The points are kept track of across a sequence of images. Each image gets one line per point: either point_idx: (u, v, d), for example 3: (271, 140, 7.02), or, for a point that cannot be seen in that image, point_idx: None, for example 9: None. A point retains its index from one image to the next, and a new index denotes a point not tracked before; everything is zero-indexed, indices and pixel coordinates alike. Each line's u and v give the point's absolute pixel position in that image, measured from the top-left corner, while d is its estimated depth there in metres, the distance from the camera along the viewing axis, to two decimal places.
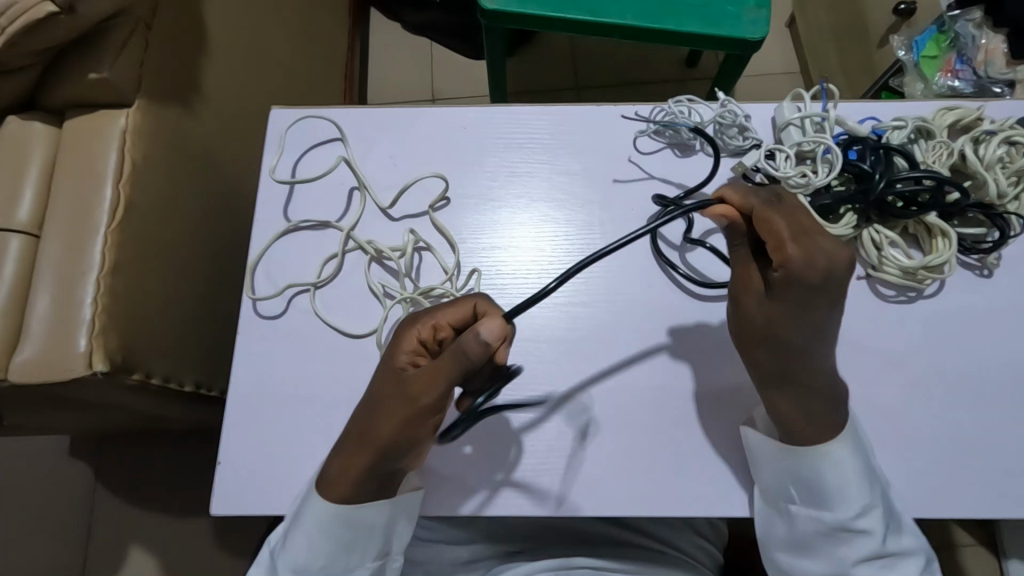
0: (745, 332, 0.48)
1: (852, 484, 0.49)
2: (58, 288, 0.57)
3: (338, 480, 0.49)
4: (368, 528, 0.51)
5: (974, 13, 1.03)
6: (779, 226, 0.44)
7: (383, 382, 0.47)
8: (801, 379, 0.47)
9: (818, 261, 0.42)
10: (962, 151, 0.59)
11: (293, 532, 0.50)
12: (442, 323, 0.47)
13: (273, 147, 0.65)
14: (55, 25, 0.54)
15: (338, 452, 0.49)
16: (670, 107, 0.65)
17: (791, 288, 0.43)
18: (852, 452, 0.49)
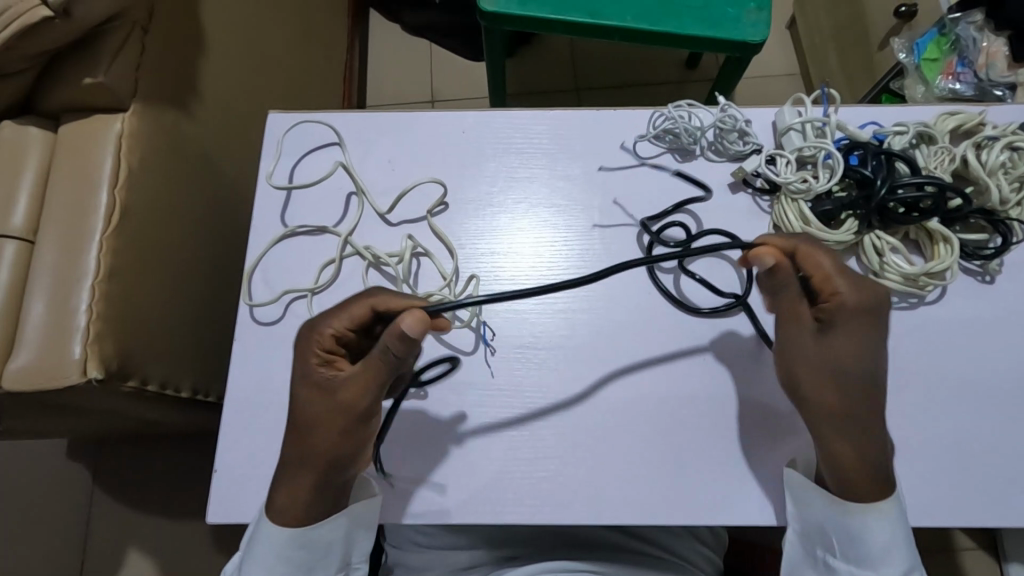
0: (802, 374, 0.49)
1: (895, 549, 0.48)
2: (53, 293, 0.56)
3: (291, 502, 0.48)
4: (327, 543, 0.50)
5: (975, 15, 1.02)
6: (823, 259, 0.49)
7: (306, 397, 0.47)
8: (869, 421, 0.47)
9: (865, 289, 0.48)
10: (964, 156, 0.59)
11: (251, 561, 0.49)
12: (339, 328, 0.47)
13: (271, 152, 0.65)
14: (50, 30, 0.54)
15: (282, 473, 0.48)
16: (670, 111, 0.63)
17: (850, 316, 0.47)
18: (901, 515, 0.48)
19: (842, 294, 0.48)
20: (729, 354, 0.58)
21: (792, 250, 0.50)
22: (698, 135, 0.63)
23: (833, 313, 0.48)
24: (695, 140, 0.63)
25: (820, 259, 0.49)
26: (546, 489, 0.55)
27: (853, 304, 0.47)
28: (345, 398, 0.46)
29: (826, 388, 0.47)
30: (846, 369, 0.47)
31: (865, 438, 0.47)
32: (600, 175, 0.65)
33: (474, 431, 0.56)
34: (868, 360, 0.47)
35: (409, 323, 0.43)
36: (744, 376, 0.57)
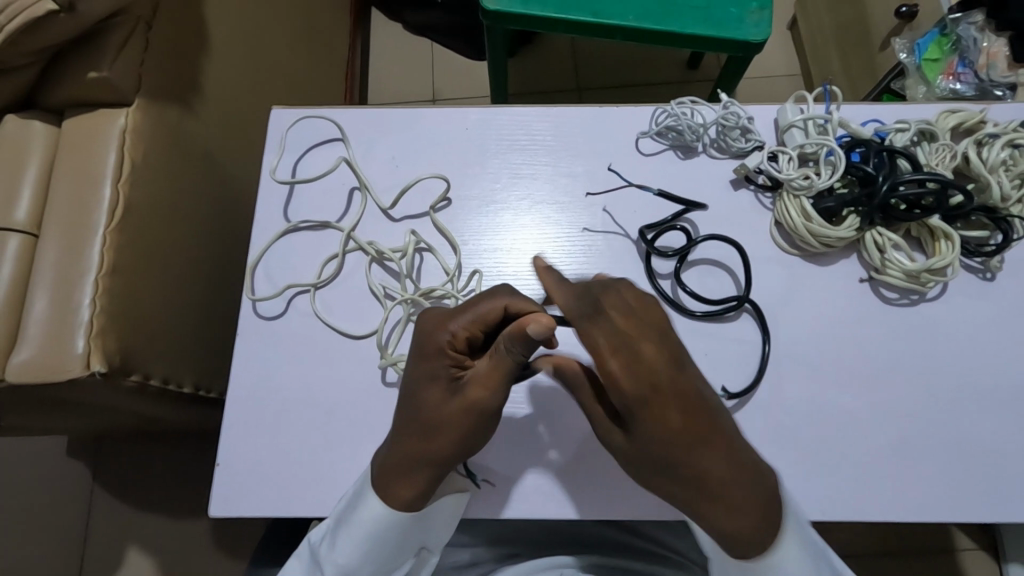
0: (647, 471, 0.45)
1: None
2: (56, 288, 0.56)
3: (406, 491, 0.48)
4: (419, 527, 0.51)
5: (975, 16, 1.02)
6: (524, 340, 0.47)
7: (434, 395, 0.46)
8: (709, 487, 0.43)
9: (637, 361, 0.41)
10: (965, 153, 0.59)
11: (347, 536, 0.49)
12: (472, 326, 0.47)
13: (273, 148, 0.65)
14: (54, 24, 0.54)
15: (395, 465, 0.48)
16: (673, 108, 0.63)
17: (636, 399, 0.42)
18: (798, 549, 0.44)
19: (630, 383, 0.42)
20: (730, 349, 0.58)
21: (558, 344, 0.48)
22: (700, 132, 0.63)
23: (630, 396, 0.42)
24: (697, 137, 0.63)
25: (590, 334, 0.43)
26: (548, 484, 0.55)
27: (638, 388, 0.42)
28: (474, 398, 0.46)
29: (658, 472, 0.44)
30: (660, 446, 0.43)
31: (732, 506, 0.43)
32: (602, 173, 0.65)
33: None
34: (678, 426, 0.42)
35: (540, 327, 0.42)
36: (745, 372, 0.57)
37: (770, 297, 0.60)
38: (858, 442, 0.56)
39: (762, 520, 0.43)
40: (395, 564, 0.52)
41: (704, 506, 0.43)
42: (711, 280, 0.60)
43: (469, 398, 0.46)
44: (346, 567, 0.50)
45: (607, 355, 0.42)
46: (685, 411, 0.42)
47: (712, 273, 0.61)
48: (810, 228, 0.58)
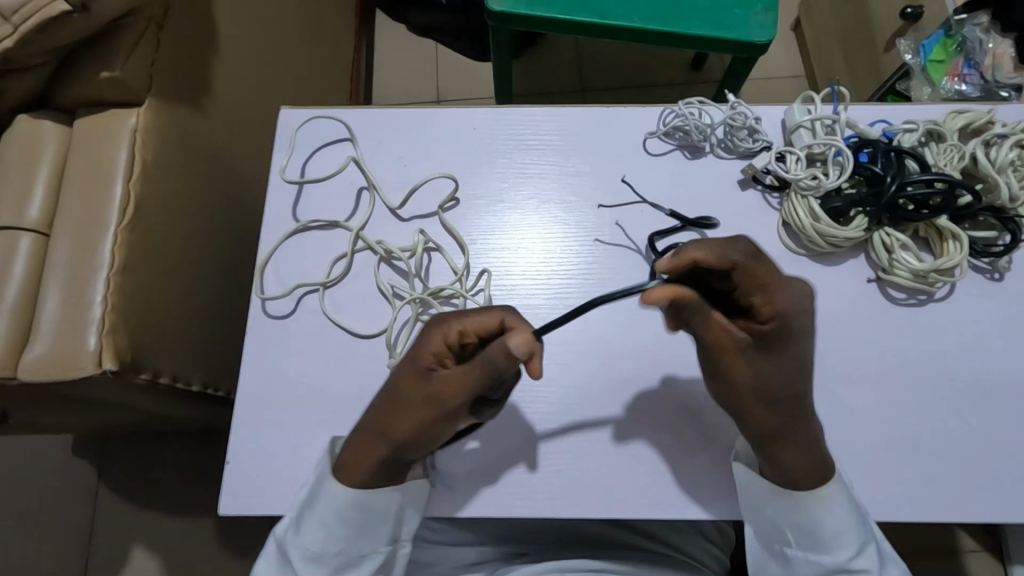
0: (760, 406, 0.48)
1: (848, 528, 0.50)
2: (68, 286, 0.57)
3: (356, 463, 0.51)
4: (379, 514, 0.53)
5: (981, 17, 1.02)
6: (762, 272, 0.45)
7: (411, 381, 0.48)
8: (795, 416, 0.49)
9: (800, 302, 0.45)
10: (973, 154, 0.59)
11: (307, 519, 0.52)
12: (469, 330, 0.47)
13: (283, 148, 0.65)
14: (67, 24, 0.54)
15: (359, 433, 0.51)
16: (680, 109, 0.64)
17: (779, 337, 0.46)
18: (847, 500, 0.50)
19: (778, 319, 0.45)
20: None
21: (727, 268, 0.45)
22: (708, 132, 0.64)
23: (772, 331, 0.46)
24: (704, 137, 0.64)
25: (751, 267, 0.45)
26: (555, 483, 0.55)
27: (779, 327, 0.46)
28: (440, 394, 0.47)
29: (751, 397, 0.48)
30: (772, 384, 0.47)
31: (802, 438, 0.49)
32: (616, 184, 0.64)
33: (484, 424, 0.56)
34: (793, 367, 0.47)
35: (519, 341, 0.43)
36: None
37: None
38: (865, 442, 0.56)
39: (818, 466, 0.50)
40: (361, 551, 0.54)
41: (780, 439, 0.49)
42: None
43: (436, 391, 0.47)
44: (310, 553, 0.53)
45: (757, 289, 0.45)
46: (801, 352, 0.47)
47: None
48: (817, 228, 0.58)
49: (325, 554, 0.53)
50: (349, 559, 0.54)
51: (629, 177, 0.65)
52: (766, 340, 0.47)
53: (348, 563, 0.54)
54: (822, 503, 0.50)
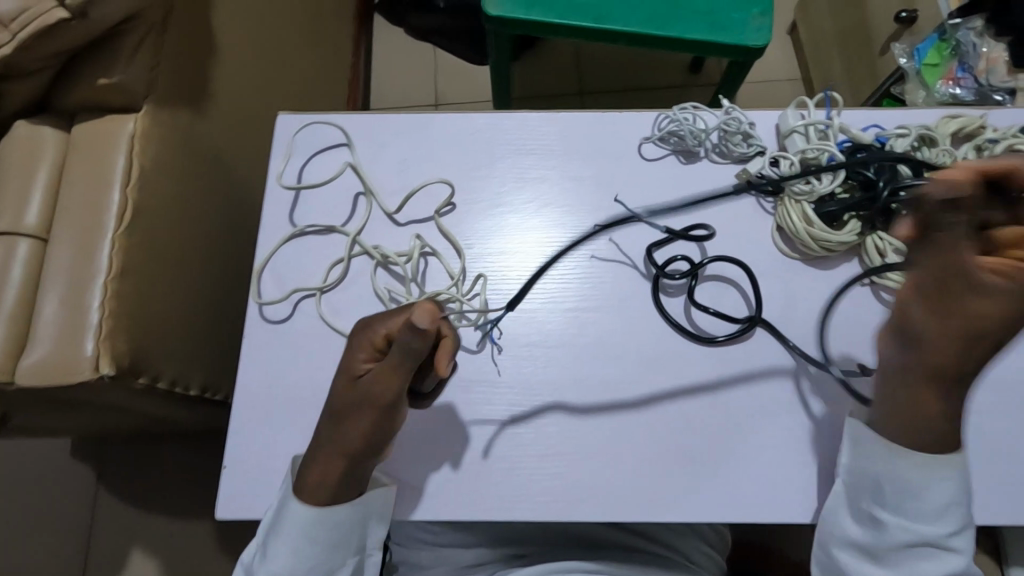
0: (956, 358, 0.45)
1: (953, 505, 0.50)
2: (67, 290, 0.57)
3: (318, 475, 0.52)
4: (342, 528, 0.54)
5: (975, 21, 1.02)
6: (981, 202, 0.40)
7: (353, 387, 0.51)
8: (959, 363, 0.45)
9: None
10: (965, 159, 0.59)
11: (275, 541, 0.53)
12: (392, 329, 0.52)
13: (280, 153, 0.66)
14: (66, 31, 0.55)
15: (322, 453, 0.52)
16: (675, 114, 0.64)
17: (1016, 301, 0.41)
18: (962, 478, 0.50)
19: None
20: (733, 354, 0.59)
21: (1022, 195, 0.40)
22: (703, 138, 0.64)
23: (988, 282, 0.41)
24: (699, 142, 0.64)
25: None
26: (552, 485, 0.55)
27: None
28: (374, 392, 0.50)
29: (942, 340, 0.44)
30: (945, 335, 0.44)
31: (943, 383, 0.47)
32: (609, 206, 0.64)
33: (482, 428, 0.57)
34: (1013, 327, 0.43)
35: (420, 312, 0.46)
36: (749, 376, 0.58)
37: (773, 300, 0.60)
38: None
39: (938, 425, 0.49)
40: (332, 565, 0.54)
41: (940, 380, 0.46)
42: (723, 299, 0.60)
43: (376, 390, 0.50)
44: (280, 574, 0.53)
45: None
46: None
47: (724, 291, 0.61)
48: (811, 232, 0.59)
49: (293, 575, 0.53)
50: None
51: (620, 197, 0.65)
52: (958, 289, 0.42)
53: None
54: (949, 474, 0.50)
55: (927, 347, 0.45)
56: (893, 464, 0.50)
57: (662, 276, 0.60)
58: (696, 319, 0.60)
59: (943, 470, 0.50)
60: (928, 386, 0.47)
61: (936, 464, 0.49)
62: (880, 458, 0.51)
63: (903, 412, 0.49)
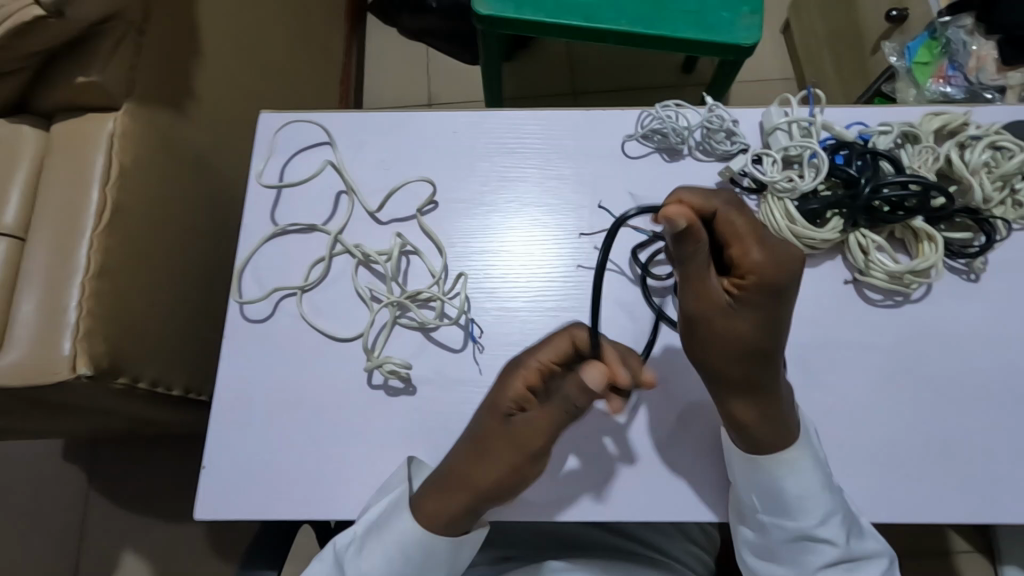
0: (748, 374, 0.48)
1: (811, 494, 0.51)
2: (45, 291, 0.57)
3: (437, 516, 0.52)
4: (436, 557, 0.53)
5: (965, 19, 1.01)
6: (739, 223, 0.45)
7: (509, 441, 0.49)
8: (758, 376, 0.48)
9: (781, 262, 0.44)
10: (948, 156, 0.59)
11: (372, 542, 0.53)
12: (544, 360, 0.51)
13: (262, 152, 0.65)
14: (44, 29, 0.54)
15: (432, 499, 0.52)
16: (658, 112, 0.64)
17: (763, 295, 0.45)
18: (813, 464, 0.51)
19: (775, 277, 0.44)
20: None
21: (712, 213, 0.45)
22: (686, 135, 0.64)
23: (752, 289, 0.45)
24: (682, 140, 0.64)
25: (744, 224, 0.45)
26: (534, 485, 0.55)
27: (778, 283, 0.45)
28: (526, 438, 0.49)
29: (726, 355, 0.47)
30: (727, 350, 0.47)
31: (762, 397, 0.49)
32: (593, 213, 0.64)
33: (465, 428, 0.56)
34: (778, 322, 0.46)
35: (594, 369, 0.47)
36: None
37: None
38: (844, 443, 0.56)
39: (781, 436, 0.51)
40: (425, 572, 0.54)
41: (753, 387, 0.49)
42: None
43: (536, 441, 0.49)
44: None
45: (760, 248, 0.44)
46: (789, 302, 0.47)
47: None
48: (793, 230, 0.58)
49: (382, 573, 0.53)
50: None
51: (605, 204, 0.64)
52: (737, 303, 0.46)
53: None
54: (790, 466, 0.51)
55: (725, 363, 0.48)
56: (739, 468, 0.52)
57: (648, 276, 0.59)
58: None
59: (779, 466, 0.51)
60: (745, 402, 0.50)
61: (763, 462, 0.51)
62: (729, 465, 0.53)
63: (755, 432, 0.50)
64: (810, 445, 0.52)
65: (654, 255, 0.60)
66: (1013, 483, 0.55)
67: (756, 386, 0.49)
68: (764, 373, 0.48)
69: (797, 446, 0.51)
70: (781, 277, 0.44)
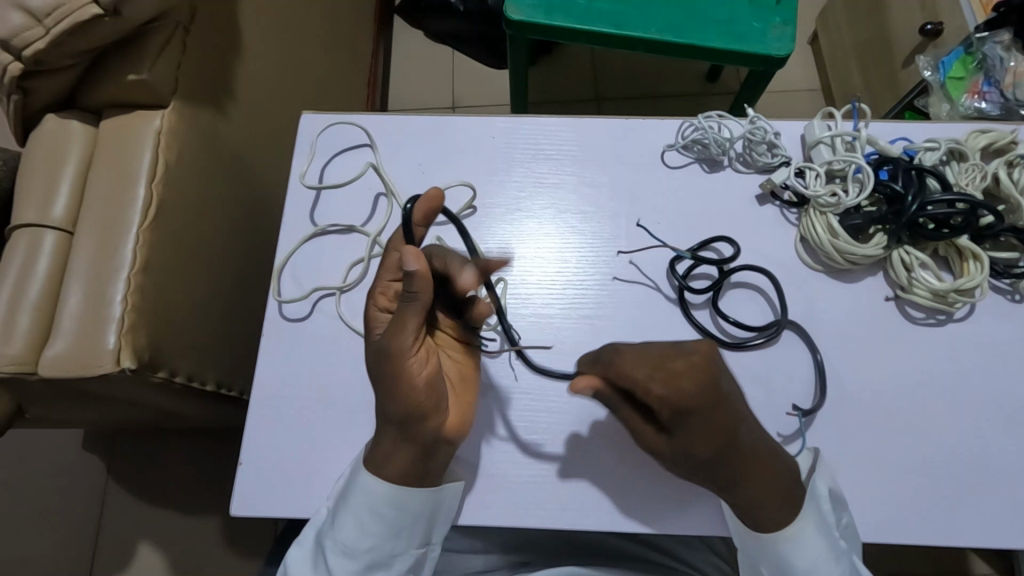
0: (719, 475, 0.48)
1: (820, 564, 0.50)
2: (89, 282, 0.57)
3: (391, 463, 0.51)
4: (414, 514, 0.53)
5: (1002, 34, 0.96)
6: (636, 372, 0.46)
7: (380, 354, 0.47)
8: (730, 471, 0.48)
9: (688, 390, 0.44)
10: (996, 173, 0.58)
11: (342, 514, 0.52)
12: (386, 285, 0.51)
13: (303, 153, 0.66)
14: (99, 27, 0.55)
15: (381, 446, 0.51)
16: (699, 122, 0.64)
17: (690, 417, 0.45)
18: (817, 533, 0.50)
19: (687, 396, 0.45)
20: (756, 367, 0.58)
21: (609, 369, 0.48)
22: (727, 146, 0.63)
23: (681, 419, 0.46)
24: (723, 151, 0.64)
25: (634, 361, 0.46)
26: (565, 494, 0.55)
27: (698, 399, 0.45)
28: (393, 349, 0.47)
29: (688, 469, 0.49)
30: (689, 463, 0.48)
31: (743, 481, 0.48)
32: (631, 230, 0.63)
33: (499, 432, 0.56)
34: (723, 428, 0.46)
35: (406, 257, 0.44)
36: (773, 387, 0.57)
37: (796, 311, 0.60)
38: (882, 461, 0.55)
39: (785, 497, 0.50)
40: (396, 550, 0.54)
41: (732, 480, 0.48)
42: (750, 307, 0.60)
43: (406, 345, 0.47)
44: (347, 547, 0.53)
45: (655, 377, 0.45)
46: (727, 385, 0.47)
47: (750, 299, 0.60)
48: (835, 245, 0.58)
49: (358, 547, 0.53)
50: (380, 558, 0.54)
51: (642, 222, 0.63)
52: (674, 434, 0.47)
53: (380, 563, 0.54)
54: (793, 538, 0.50)
55: (692, 464, 0.48)
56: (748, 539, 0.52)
57: (685, 290, 0.59)
58: (723, 326, 0.59)
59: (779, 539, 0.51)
60: (734, 479, 0.48)
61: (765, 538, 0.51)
62: (737, 533, 0.53)
63: (762, 515, 0.50)
64: (816, 515, 0.51)
65: (692, 269, 0.60)
66: None
67: (734, 476, 0.48)
68: (731, 467, 0.48)
69: (796, 520, 0.50)
70: (699, 394, 0.45)
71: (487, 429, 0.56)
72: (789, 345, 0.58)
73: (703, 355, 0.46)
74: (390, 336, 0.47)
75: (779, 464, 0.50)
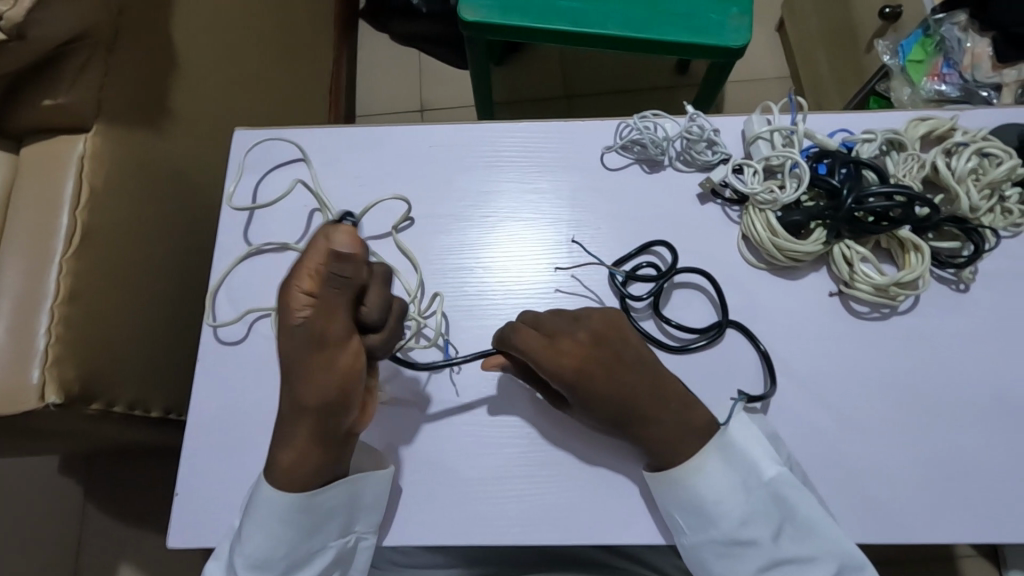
0: (639, 434, 0.50)
1: (727, 496, 0.50)
2: (11, 316, 0.56)
3: (296, 455, 0.48)
4: (328, 507, 0.50)
5: (958, 16, 0.98)
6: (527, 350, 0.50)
7: (309, 338, 0.43)
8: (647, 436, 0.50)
9: (603, 359, 0.50)
10: (934, 163, 0.57)
11: (257, 520, 0.49)
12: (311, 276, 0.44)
13: (234, 171, 0.64)
14: (8, 51, 0.53)
15: (285, 437, 0.48)
16: (635, 123, 0.63)
17: (606, 386, 0.49)
18: (724, 465, 0.50)
19: (591, 373, 0.49)
20: (695, 369, 0.57)
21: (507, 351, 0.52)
22: (665, 146, 0.62)
23: (605, 396, 0.49)
24: (661, 151, 0.62)
25: (527, 338, 0.50)
26: (511, 509, 0.53)
27: (603, 373, 0.49)
28: (316, 335, 0.43)
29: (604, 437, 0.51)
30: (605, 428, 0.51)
31: (659, 442, 0.50)
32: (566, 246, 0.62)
33: (439, 450, 0.55)
34: (637, 390, 0.49)
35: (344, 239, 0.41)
36: (717, 389, 0.56)
37: (740, 311, 0.59)
38: (829, 458, 0.54)
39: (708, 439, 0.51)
40: (315, 545, 0.51)
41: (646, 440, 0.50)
42: (694, 308, 0.59)
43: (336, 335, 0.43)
44: (256, 558, 0.49)
45: (545, 353, 0.50)
46: (634, 358, 0.50)
47: (695, 299, 0.59)
48: (775, 243, 0.57)
49: (275, 549, 0.49)
50: (298, 558, 0.50)
51: (578, 238, 0.62)
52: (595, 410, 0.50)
53: (299, 562, 0.51)
54: (703, 473, 0.50)
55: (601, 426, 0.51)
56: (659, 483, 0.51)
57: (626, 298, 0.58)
58: (666, 331, 0.58)
59: (689, 476, 0.50)
60: (650, 450, 0.50)
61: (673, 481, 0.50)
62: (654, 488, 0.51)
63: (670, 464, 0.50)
64: (725, 446, 0.51)
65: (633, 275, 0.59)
66: (1005, 498, 0.53)
67: (659, 437, 0.50)
68: (650, 433, 0.50)
69: (703, 452, 0.50)
70: (603, 368, 0.49)
71: (428, 447, 0.55)
72: (732, 346, 0.57)
73: (596, 337, 0.50)
74: (320, 321, 0.42)
75: (693, 414, 0.50)
